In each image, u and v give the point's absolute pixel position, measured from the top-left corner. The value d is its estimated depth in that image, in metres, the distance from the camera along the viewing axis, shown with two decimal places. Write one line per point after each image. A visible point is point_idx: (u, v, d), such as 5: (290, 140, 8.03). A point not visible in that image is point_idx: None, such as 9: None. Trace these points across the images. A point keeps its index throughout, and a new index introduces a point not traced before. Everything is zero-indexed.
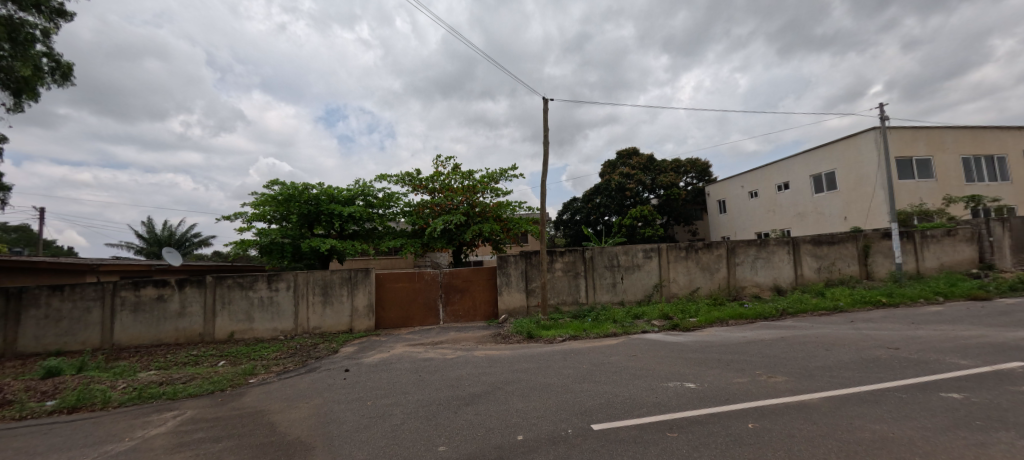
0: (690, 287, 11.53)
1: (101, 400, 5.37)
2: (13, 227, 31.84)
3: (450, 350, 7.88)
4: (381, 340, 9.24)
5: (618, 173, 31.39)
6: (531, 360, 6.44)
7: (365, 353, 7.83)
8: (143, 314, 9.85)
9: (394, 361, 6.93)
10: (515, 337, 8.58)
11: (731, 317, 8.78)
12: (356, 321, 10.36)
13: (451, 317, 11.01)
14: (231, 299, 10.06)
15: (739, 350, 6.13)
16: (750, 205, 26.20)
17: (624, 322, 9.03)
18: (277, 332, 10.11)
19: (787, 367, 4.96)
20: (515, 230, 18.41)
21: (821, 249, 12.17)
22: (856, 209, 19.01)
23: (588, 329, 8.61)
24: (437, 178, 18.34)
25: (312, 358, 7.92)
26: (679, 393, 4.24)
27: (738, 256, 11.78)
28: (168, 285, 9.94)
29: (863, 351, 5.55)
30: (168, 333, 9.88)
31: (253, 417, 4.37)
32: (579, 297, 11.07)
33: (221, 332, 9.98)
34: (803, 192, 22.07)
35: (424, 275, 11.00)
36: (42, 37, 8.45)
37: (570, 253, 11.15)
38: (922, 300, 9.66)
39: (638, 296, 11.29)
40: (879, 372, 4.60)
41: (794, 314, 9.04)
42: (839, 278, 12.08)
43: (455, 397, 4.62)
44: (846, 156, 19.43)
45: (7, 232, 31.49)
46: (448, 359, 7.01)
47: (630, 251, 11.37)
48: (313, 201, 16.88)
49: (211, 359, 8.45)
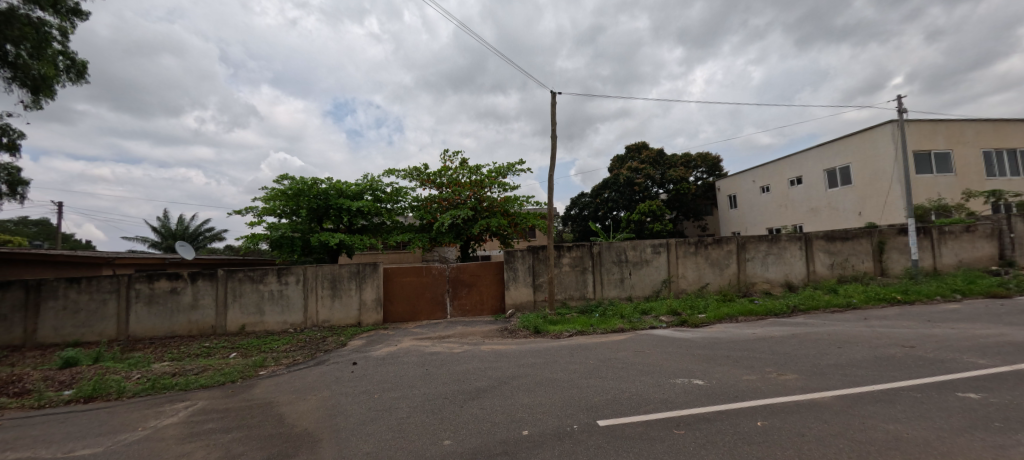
0: (700, 283, 11.39)
1: (115, 390, 5.50)
2: (35, 220, 33.02)
3: (457, 344, 7.89)
4: (389, 334, 9.30)
5: (626, 168, 31.21)
6: (538, 356, 6.40)
7: (372, 347, 7.88)
8: (158, 306, 10.04)
9: (401, 355, 6.96)
10: (522, 331, 8.58)
11: (741, 314, 8.67)
12: (364, 315, 10.43)
13: (458, 312, 11.04)
14: (242, 292, 10.21)
15: (748, 346, 6.05)
16: (762, 200, 25.80)
17: (632, 318, 8.95)
18: (287, 325, 10.22)
19: (798, 364, 4.89)
20: (522, 225, 18.38)
21: (834, 245, 11.95)
22: (872, 204, 18.59)
23: (596, 324, 8.58)
24: (445, 173, 18.41)
25: (320, 351, 8.04)
26: (686, 389, 4.20)
27: (748, 252, 11.61)
28: (181, 278, 10.14)
29: (877, 349, 5.45)
30: (181, 325, 10.06)
31: (263, 409, 4.43)
32: (586, 292, 11.01)
33: (233, 325, 10.13)
34: (817, 186, 21.65)
35: (432, 269, 11.04)
36: (61, 36, 8.59)
37: (577, 247, 11.08)
38: (938, 297, 9.44)
39: (645, 292, 11.20)
40: (894, 371, 4.49)
41: (806, 310, 8.90)
42: (853, 274, 11.81)
43: (461, 391, 4.63)
44: (862, 150, 19.03)
45: (28, 226, 32.47)
46: (455, 353, 7.01)
47: (639, 246, 11.28)
48: (323, 196, 16.99)
49: (223, 351, 8.61)
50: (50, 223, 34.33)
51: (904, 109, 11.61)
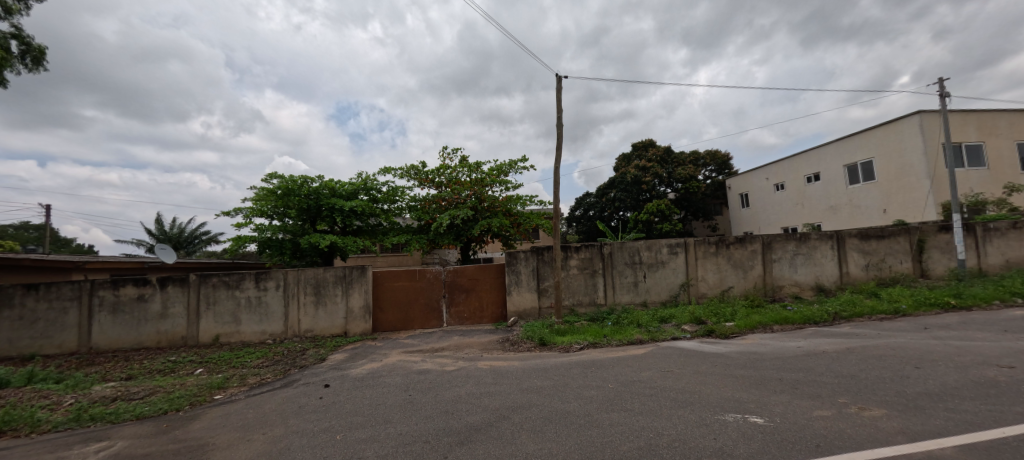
0: (722, 286, 10.30)
1: (27, 423, 4.50)
2: (36, 225, 32.86)
3: (451, 359, 6.84)
4: (377, 346, 8.26)
5: (633, 166, 30.10)
6: (545, 376, 5.36)
7: (353, 363, 6.84)
8: (123, 315, 9.11)
9: (384, 375, 5.91)
10: (526, 343, 7.55)
11: (776, 322, 7.60)
12: (351, 324, 9.43)
13: (455, 320, 10.02)
14: (217, 299, 9.24)
15: (799, 365, 5.00)
16: (776, 198, 24.69)
17: (650, 327, 7.87)
18: (265, 335, 9.23)
19: (877, 394, 3.84)
20: (525, 226, 17.38)
21: (869, 244, 10.87)
22: (898, 201, 17.49)
23: (609, 334, 7.53)
24: (444, 172, 17.47)
25: (294, 367, 7.00)
26: (744, 433, 3.15)
27: (775, 251, 10.52)
28: (149, 283, 9.19)
29: (969, 370, 4.36)
30: (149, 336, 9.10)
31: (189, 456, 3.41)
32: (596, 298, 9.97)
33: (206, 335, 9.17)
34: (836, 183, 20.55)
35: (426, 273, 10.04)
36: (5, 13, 7.65)
37: (586, 248, 10.05)
38: (998, 302, 8.33)
39: (662, 297, 10.13)
40: (1014, 404, 3.42)
41: (849, 318, 7.82)
42: (892, 276, 10.71)
43: (448, 431, 3.59)
44: (886, 143, 17.96)
45: (29, 231, 32.36)
46: (446, 372, 5.96)
47: (653, 246, 10.24)
48: (314, 195, 16.07)
49: (188, 367, 7.65)
50: (50, 227, 34.19)
51: (946, 93, 10.53)
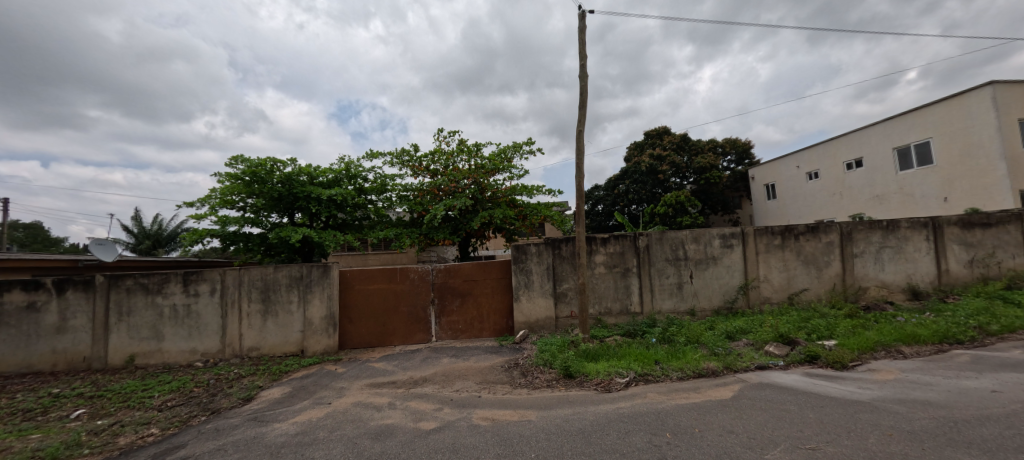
0: (790, 289, 8.02)
1: None
2: (25, 224, 31.56)
3: (434, 401, 4.58)
4: (337, 373, 6.02)
5: (648, 156, 27.73)
6: (587, 451, 3.01)
7: (288, 409, 4.57)
8: (8, 330, 6.89)
9: (317, 439, 3.60)
10: (543, 373, 5.28)
11: (900, 342, 5.28)
12: (309, 340, 7.18)
13: (446, 333, 7.78)
14: (132, 309, 7.02)
15: None
16: (809, 188, 22.32)
17: (717, 348, 5.59)
18: (195, 355, 7.04)
19: None
20: (532, 218, 15.05)
21: (973, 234, 8.53)
22: (962, 187, 15.12)
23: (663, 359, 5.24)
24: (439, 157, 15.19)
25: (203, 413, 4.73)
26: None
27: (857, 244, 8.21)
28: (42, 288, 6.96)
29: None
30: (41, 357, 6.89)
31: None
32: (630, 304, 7.70)
33: (117, 356, 6.97)
34: (883, 168, 18.15)
35: (409, 273, 7.78)
36: None
37: (616, 241, 7.76)
38: None
39: (714, 303, 7.86)
40: None
41: (1002, 335, 5.51)
42: (1002, 275, 8.39)
43: None
44: (948, 121, 15.53)
45: (15, 229, 31.00)
46: (420, 434, 3.62)
47: (702, 238, 7.93)
48: (287, 182, 13.78)
49: (65, 408, 5.40)
50: (41, 226, 33.08)
51: None
